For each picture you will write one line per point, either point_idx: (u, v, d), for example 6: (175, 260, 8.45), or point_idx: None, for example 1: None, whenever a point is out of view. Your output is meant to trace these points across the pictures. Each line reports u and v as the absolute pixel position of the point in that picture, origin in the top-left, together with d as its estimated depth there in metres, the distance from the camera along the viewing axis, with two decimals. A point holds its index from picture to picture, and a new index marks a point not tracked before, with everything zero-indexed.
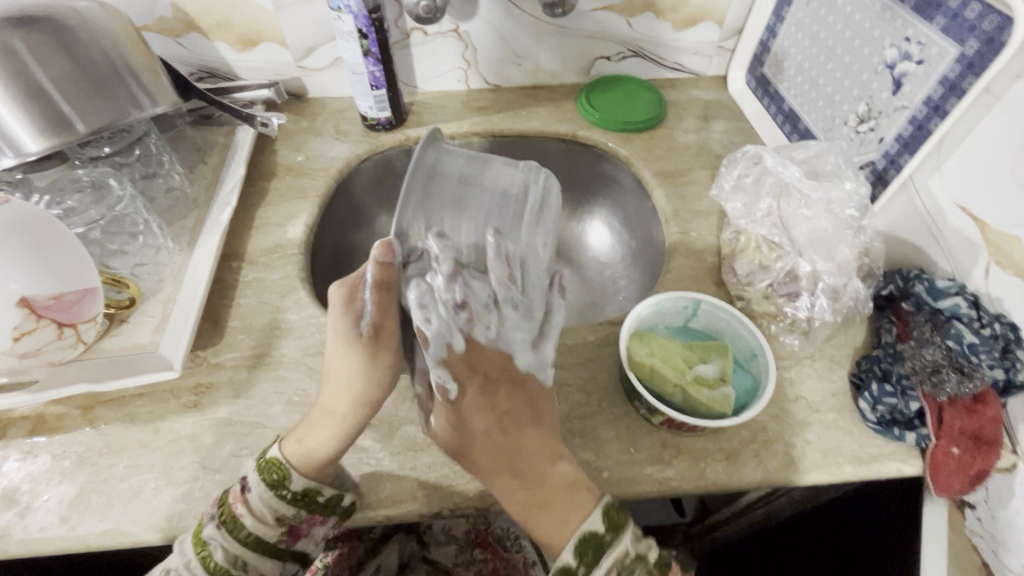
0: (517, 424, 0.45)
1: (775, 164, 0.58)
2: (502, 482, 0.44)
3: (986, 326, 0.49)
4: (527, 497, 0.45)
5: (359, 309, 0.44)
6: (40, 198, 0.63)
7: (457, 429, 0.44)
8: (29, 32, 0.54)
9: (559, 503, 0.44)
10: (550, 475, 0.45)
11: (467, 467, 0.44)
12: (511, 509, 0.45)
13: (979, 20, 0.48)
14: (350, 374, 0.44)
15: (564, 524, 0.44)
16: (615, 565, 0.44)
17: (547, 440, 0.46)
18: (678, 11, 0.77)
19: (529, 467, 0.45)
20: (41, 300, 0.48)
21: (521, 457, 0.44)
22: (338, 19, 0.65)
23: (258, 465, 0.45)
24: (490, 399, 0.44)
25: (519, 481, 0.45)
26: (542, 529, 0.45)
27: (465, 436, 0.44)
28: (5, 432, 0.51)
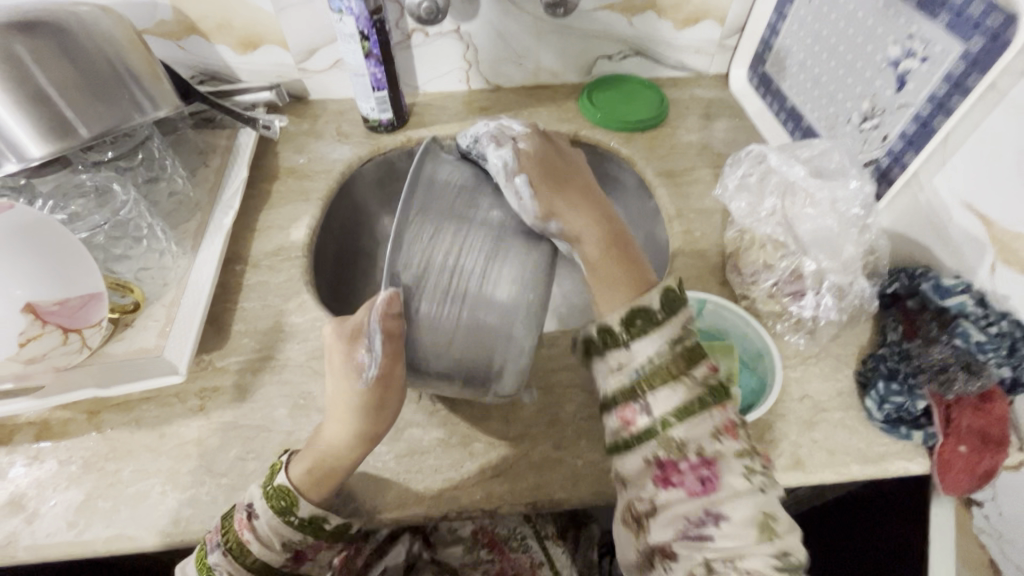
0: (592, 195, 0.48)
1: (781, 163, 0.58)
2: (588, 212, 0.47)
3: (992, 325, 0.48)
4: (604, 228, 0.47)
5: (360, 359, 0.43)
6: (44, 203, 0.63)
7: (549, 163, 0.48)
8: (30, 37, 0.54)
9: (630, 249, 0.47)
10: (619, 220, 0.49)
11: (562, 186, 0.47)
12: (589, 247, 0.46)
13: (983, 18, 0.48)
14: (354, 412, 0.44)
15: (640, 277, 0.46)
16: (678, 330, 0.42)
17: (598, 199, 0.48)
18: (680, 10, 0.77)
19: (593, 191, 0.49)
20: (46, 305, 0.48)
21: (596, 211, 0.48)
22: (339, 21, 0.65)
23: (265, 493, 0.44)
24: (569, 186, 0.47)
25: (614, 253, 0.47)
26: (613, 274, 0.46)
27: (547, 158, 0.48)
28: (11, 438, 0.51)
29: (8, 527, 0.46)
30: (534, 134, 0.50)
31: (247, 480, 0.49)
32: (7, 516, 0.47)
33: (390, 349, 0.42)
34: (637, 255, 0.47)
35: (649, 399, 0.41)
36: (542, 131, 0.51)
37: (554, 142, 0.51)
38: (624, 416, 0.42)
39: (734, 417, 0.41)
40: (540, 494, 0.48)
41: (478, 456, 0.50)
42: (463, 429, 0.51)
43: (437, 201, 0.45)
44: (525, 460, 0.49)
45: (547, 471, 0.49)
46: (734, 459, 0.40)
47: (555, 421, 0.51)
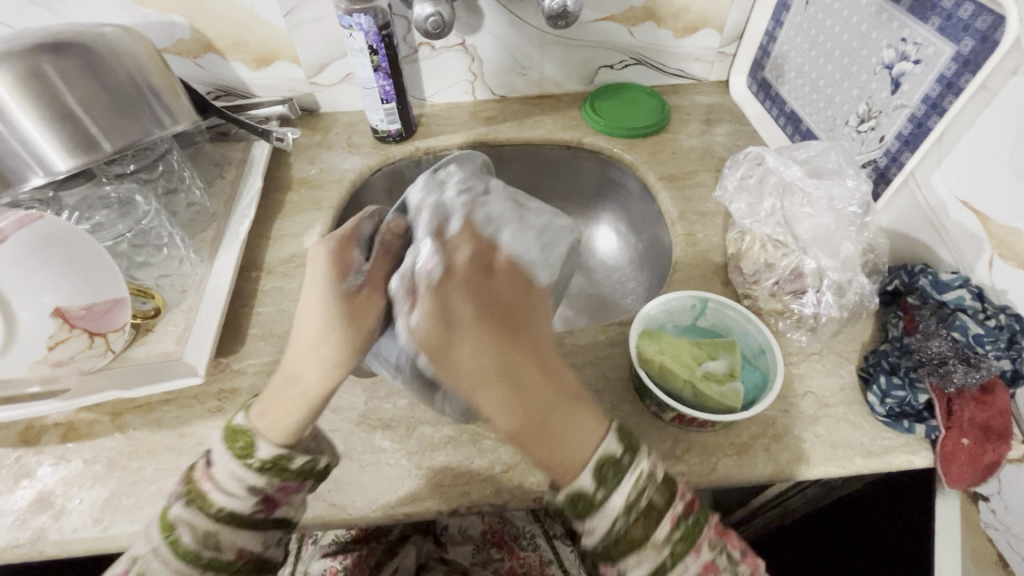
0: (506, 334, 0.43)
1: (777, 164, 0.59)
2: (481, 366, 0.42)
3: (990, 318, 0.49)
4: (516, 425, 0.42)
5: (349, 266, 0.47)
6: (70, 214, 0.66)
7: (442, 327, 0.43)
8: (58, 57, 0.57)
9: (557, 433, 0.42)
10: (550, 357, 0.45)
11: (448, 349, 0.42)
12: (503, 429, 0.42)
13: (972, 20, 0.49)
14: (322, 330, 0.44)
15: (572, 461, 0.42)
16: (637, 487, 0.42)
17: (524, 288, 0.47)
18: (679, 19, 0.79)
19: (516, 322, 0.44)
20: (73, 310, 0.50)
21: (537, 389, 0.43)
22: (349, 37, 0.68)
23: (224, 437, 0.45)
24: (492, 337, 0.43)
25: (501, 375, 0.42)
26: (551, 454, 0.42)
27: (447, 324, 0.43)
28: (39, 439, 0.53)
29: (36, 524, 0.48)
30: (461, 275, 0.46)
31: None
32: (34, 513, 0.49)
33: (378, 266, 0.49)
34: (575, 416, 0.43)
35: (623, 565, 0.41)
36: (450, 271, 0.46)
37: (456, 298, 0.44)
38: (604, 571, 0.43)
39: (711, 556, 0.42)
40: (549, 489, 0.49)
41: (487, 453, 0.51)
42: (472, 427, 0.52)
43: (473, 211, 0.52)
44: (534, 456, 0.51)
45: None
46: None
47: None
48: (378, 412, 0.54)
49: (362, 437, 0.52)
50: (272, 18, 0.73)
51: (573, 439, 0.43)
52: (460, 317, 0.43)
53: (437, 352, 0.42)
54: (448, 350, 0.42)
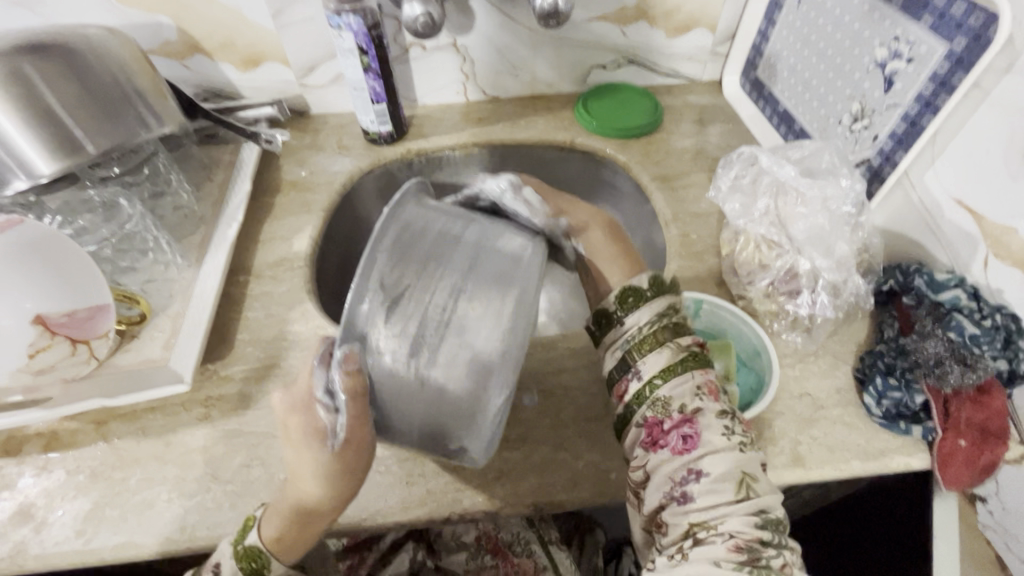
0: (575, 200, 0.59)
1: (770, 164, 0.59)
2: (584, 204, 0.52)
3: (986, 318, 0.49)
4: (603, 226, 0.58)
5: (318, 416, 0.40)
6: (53, 219, 0.64)
7: (543, 191, 0.57)
8: (41, 60, 0.57)
9: (625, 247, 0.57)
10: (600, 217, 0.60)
11: (555, 196, 0.57)
12: (589, 228, 0.56)
13: (966, 18, 0.49)
14: (319, 468, 0.41)
15: (636, 265, 0.56)
16: (680, 356, 0.45)
17: (570, 170, 0.54)
18: (671, 18, 0.78)
19: (583, 201, 0.59)
20: (55, 317, 0.50)
21: (605, 260, 0.55)
22: (338, 37, 0.67)
23: (236, 553, 0.43)
24: (576, 206, 0.58)
25: (616, 241, 0.56)
26: (608, 264, 0.55)
27: (545, 194, 0.57)
28: (20, 449, 0.52)
29: (17, 536, 0.47)
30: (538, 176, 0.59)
31: (251, 486, 0.49)
32: (15, 525, 0.48)
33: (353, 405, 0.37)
34: (620, 269, 0.55)
35: (644, 372, 0.45)
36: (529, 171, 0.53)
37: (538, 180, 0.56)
38: (618, 392, 0.46)
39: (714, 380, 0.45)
40: (542, 496, 0.48)
41: (480, 459, 0.50)
42: None
43: (414, 246, 0.40)
44: (527, 463, 0.50)
45: (548, 473, 0.49)
46: (714, 417, 0.42)
47: (556, 423, 0.52)
48: None
49: None
50: (261, 18, 0.72)
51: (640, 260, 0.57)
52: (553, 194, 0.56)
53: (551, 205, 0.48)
54: (550, 199, 0.48)
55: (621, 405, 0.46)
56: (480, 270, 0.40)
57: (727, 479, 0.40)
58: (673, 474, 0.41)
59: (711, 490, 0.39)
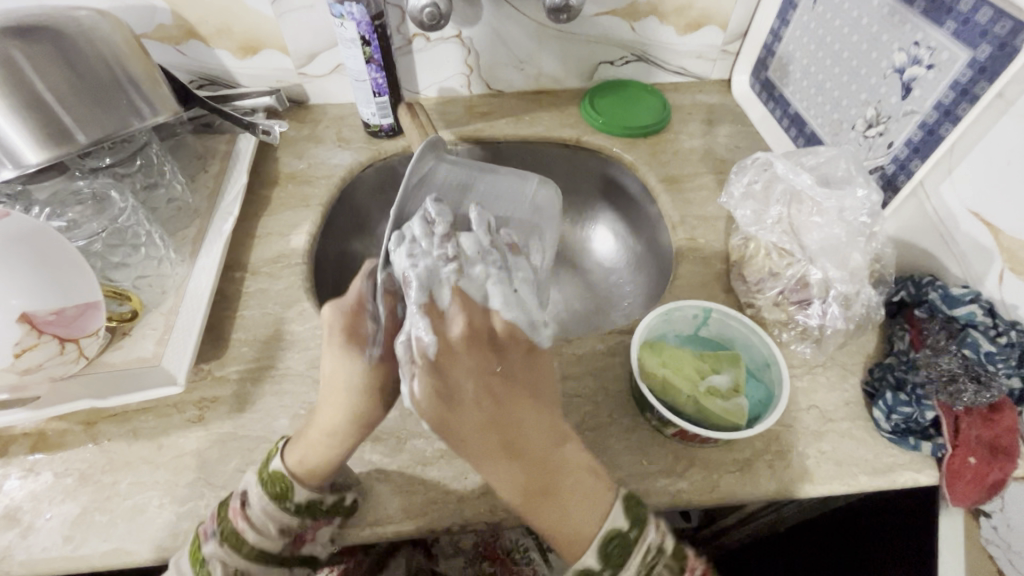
0: (508, 393, 0.42)
1: (786, 171, 0.57)
2: (494, 456, 0.42)
3: (1002, 334, 0.48)
4: (526, 486, 0.42)
5: (364, 332, 0.44)
6: (41, 210, 0.62)
7: (444, 402, 0.40)
8: (28, 43, 0.53)
9: (564, 483, 0.43)
10: (537, 437, 0.43)
11: (454, 431, 0.40)
12: (508, 493, 0.42)
13: (990, 25, 0.48)
14: (350, 383, 0.44)
15: (565, 522, 0.43)
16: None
17: (534, 393, 0.44)
18: (682, 15, 0.76)
19: (519, 433, 0.42)
20: (41, 315, 0.47)
21: (501, 454, 0.42)
22: (340, 26, 0.65)
23: (261, 478, 0.45)
24: (479, 360, 0.42)
25: (517, 459, 0.42)
26: (539, 509, 0.43)
27: (450, 399, 0.40)
28: (6, 450, 0.50)
29: (3, 541, 0.45)
30: (469, 343, 0.42)
31: None
32: (0, 530, 0.46)
33: (391, 328, 0.45)
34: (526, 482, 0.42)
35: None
36: (447, 310, 0.42)
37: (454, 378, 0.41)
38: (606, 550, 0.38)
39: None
40: None
41: None
42: None
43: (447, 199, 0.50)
44: None
45: None
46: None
47: None
48: None
49: None
50: (259, 5, 0.70)
51: (575, 509, 0.43)
52: (471, 341, 0.42)
53: (444, 421, 0.40)
54: (455, 424, 0.41)
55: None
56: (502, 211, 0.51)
57: None
58: None
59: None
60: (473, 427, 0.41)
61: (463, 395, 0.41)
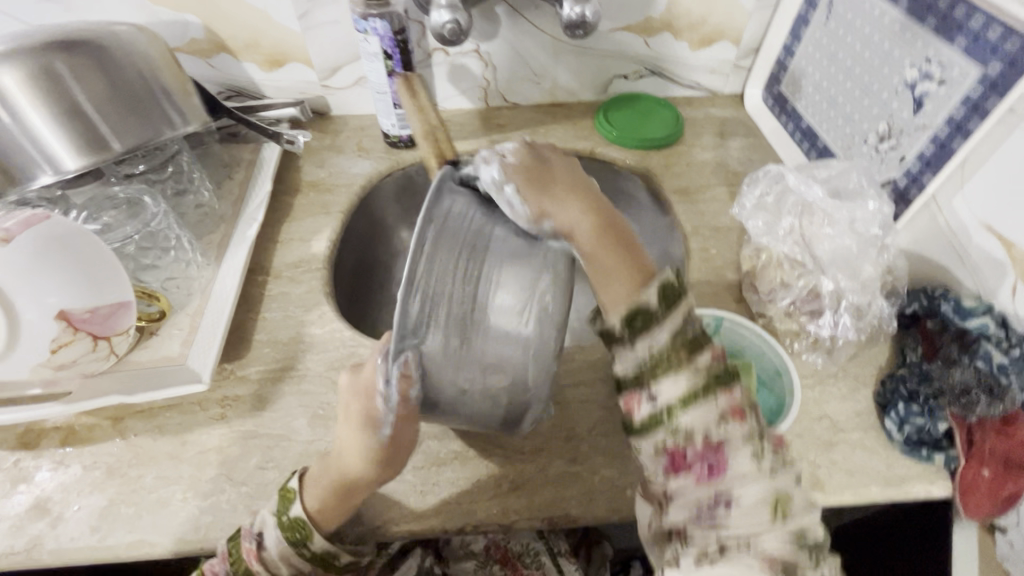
0: (608, 237, 0.43)
1: (799, 184, 0.59)
2: (576, 195, 0.44)
3: (1014, 348, 0.48)
4: (598, 221, 0.43)
5: (376, 415, 0.42)
6: (78, 214, 0.66)
7: (538, 163, 0.45)
8: (70, 55, 0.56)
9: (626, 246, 0.43)
10: (620, 216, 0.46)
11: (546, 181, 0.44)
12: (583, 224, 0.43)
13: (1001, 43, 0.49)
14: (360, 458, 0.43)
15: (639, 265, 0.42)
16: (685, 319, 0.38)
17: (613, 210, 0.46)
18: (696, 31, 0.78)
19: (587, 189, 0.45)
20: (78, 313, 0.49)
21: (597, 240, 0.43)
22: (364, 41, 0.67)
23: (282, 523, 0.43)
24: (575, 199, 0.44)
25: (596, 244, 0.42)
26: (610, 265, 0.41)
27: (542, 161, 0.46)
28: (38, 443, 0.52)
29: (33, 531, 0.47)
30: (556, 142, 0.49)
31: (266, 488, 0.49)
32: (31, 520, 0.48)
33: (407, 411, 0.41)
34: (616, 260, 0.42)
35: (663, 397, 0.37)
36: (535, 146, 0.47)
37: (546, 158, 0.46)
38: (629, 403, 0.39)
39: (743, 401, 0.37)
40: (557, 510, 0.48)
41: (495, 470, 0.50)
42: (480, 442, 0.51)
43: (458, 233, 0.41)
44: (541, 475, 0.50)
45: (564, 487, 0.49)
46: (742, 443, 0.36)
47: (571, 436, 0.52)
48: None
49: None
50: (287, 20, 0.73)
51: (643, 251, 0.43)
52: (554, 164, 0.46)
53: (536, 203, 0.43)
54: (541, 191, 0.43)
55: (630, 420, 0.39)
56: (500, 246, 0.42)
57: (761, 504, 0.35)
58: (697, 503, 0.36)
59: (743, 523, 0.35)
60: (559, 165, 0.46)
61: (554, 168, 0.46)
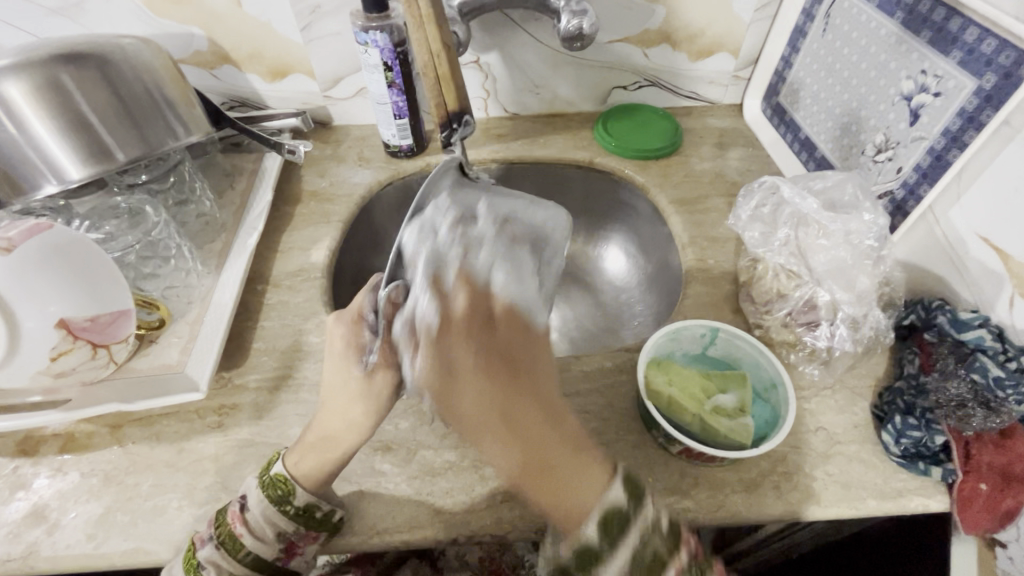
0: (522, 412, 0.39)
1: (793, 195, 0.58)
2: (499, 436, 0.38)
3: (1011, 360, 0.47)
4: (516, 462, 0.38)
5: (362, 340, 0.47)
6: (80, 223, 0.66)
7: (444, 377, 0.40)
8: (76, 68, 0.58)
9: (558, 476, 0.38)
10: (544, 377, 0.41)
11: (454, 400, 0.39)
12: (505, 469, 0.38)
13: (995, 55, 0.49)
14: (345, 391, 0.46)
15: (574, 507, 0.38)
16: (645, 535, 0.38)
17: (540, 359, 0.42)
18: (694, 42, 0.78)
19: (516, 362, 0.40)
20: (78, 321, 0.50)
21: (517, 421, 0.38)
22: (365, 53, 0.68)
23: (261, 482, 0.46)
24: (491, 381, 0.39)
25: (513, 458, 0.38)
26: (542, 494, 0.38)
27: (447, 372, 0.40)
28: (37, 449, 0.53)
29: (30, 538, 0.47)
30: (466, 323, 0.41)
31: None
32: (28, 527, 0.48)
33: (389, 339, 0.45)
34: (535, 477, 0.38)
35: None
36: (446, 321, 0.42)
37: (458, 318, 0.42)
38: None
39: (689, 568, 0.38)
40: (550, 520, 0.48)
41: (489, 480, 0.50)
42: (474, 452, 0.51)
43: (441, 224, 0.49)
44: None
45: None
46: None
47: None
48: (379, 433, 0.53)
49: (362, 459, 0.51)
50: (290, 32, 0.74)
51: (572, 477, 0.38)
52: (477, 316, 0.42)
53: (449, 406, 0.39)
54: (453, 402, 0.39)
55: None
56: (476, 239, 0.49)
57: None
58: None
59: None
60: (470, 355, 0.40)
61: (460, 357, 0.40)
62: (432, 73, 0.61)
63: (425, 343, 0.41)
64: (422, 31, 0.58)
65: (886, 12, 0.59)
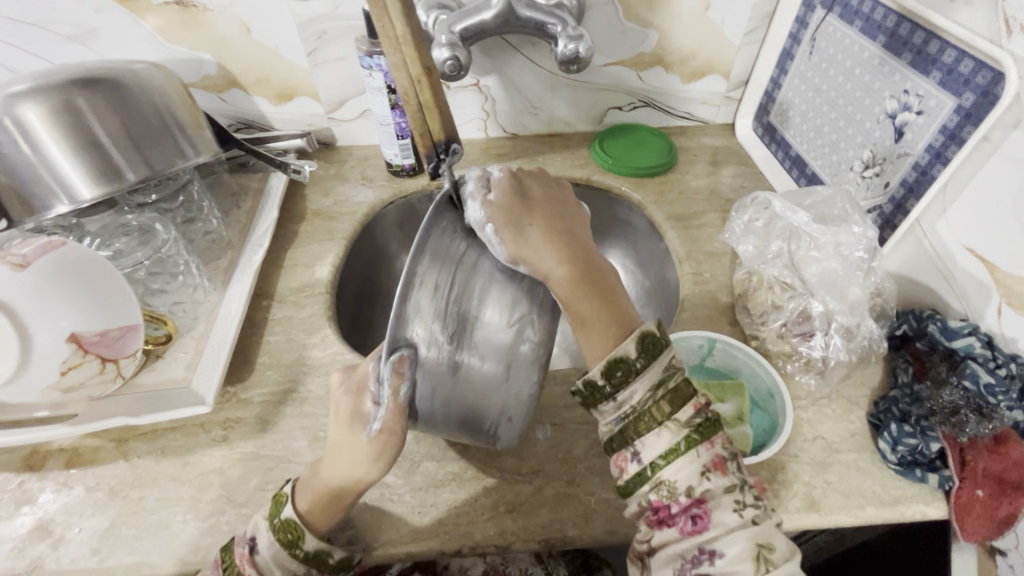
0: (585, 273, 0.46)
1: (784, 209, 0.61)
2: (551, 241, 0.46)
3: (1001, 366, 0.49)
4: (575, 270, 0.46)
5: (365, 409, 0.45)
6: (91, 240, 0.68)
7: (519, 203, 0.47)
8: (91, 92, 0.60)
9: (605, 286, 0.47)
10: (595, 258, 0.48)
11: (523, 224, 0.45)
12: (561, 275, 0.45)
13: (973, 75, 0.51)
14: (349, 461, 0.45)
15: (620, 315, 0.46)
16: (666, 372, 0.43)
17: (585, 232, 0.50)
18: (686, 64, 0.81)
19: (564, 222, 0.48)
20: (88, 336, 0.51)
21: (570, 243, 0.47)
22: (369, 76, 0.71)
23: (272, 525, 0.45)
24: (547, 228, 0.47)
25: (577, 287, 0.46)
26: (589, 317, 0.46)
27: (522, 201, 0.47)
28: (43, 464, 0.53)
29: (34, 552, 0.48)
30: (533, 174, 0.51)
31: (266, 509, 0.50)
32: (34, 541, 0.48)
33: (395, 408, 0.42)
34: (593, 303, 0.46)
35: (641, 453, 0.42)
36: (517, 178, 0.49)
37: (525, 183, 0.49)
38: (619, 461, 0.43)
39: (721, 453, 0.41)
40: (553, 531, 0.48)
41: (492, 491, 0.50)
42: (477, 464, 0.52)
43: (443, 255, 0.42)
44: (538, 497, 0.50)
45: (561, 508, 0.49)
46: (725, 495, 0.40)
47: (568, 458, 0.52)
48: None
49: None
50: (296, 57, 0.77)
51: (621, 293, 0.48)
52: (534, 202, 0.48)
53: (513, 244, 0.43)
54: (521, 223, 0.45)
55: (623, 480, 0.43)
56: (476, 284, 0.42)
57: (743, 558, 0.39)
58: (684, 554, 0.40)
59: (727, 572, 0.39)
60: (538, 190, 0.49)
61: (532, 189, 0.49)
62: (415, 102, 0.50)
63: (501, 187, 0.46)
64: (398, 55, 0.47)
65: (867, 36, 0.62)
